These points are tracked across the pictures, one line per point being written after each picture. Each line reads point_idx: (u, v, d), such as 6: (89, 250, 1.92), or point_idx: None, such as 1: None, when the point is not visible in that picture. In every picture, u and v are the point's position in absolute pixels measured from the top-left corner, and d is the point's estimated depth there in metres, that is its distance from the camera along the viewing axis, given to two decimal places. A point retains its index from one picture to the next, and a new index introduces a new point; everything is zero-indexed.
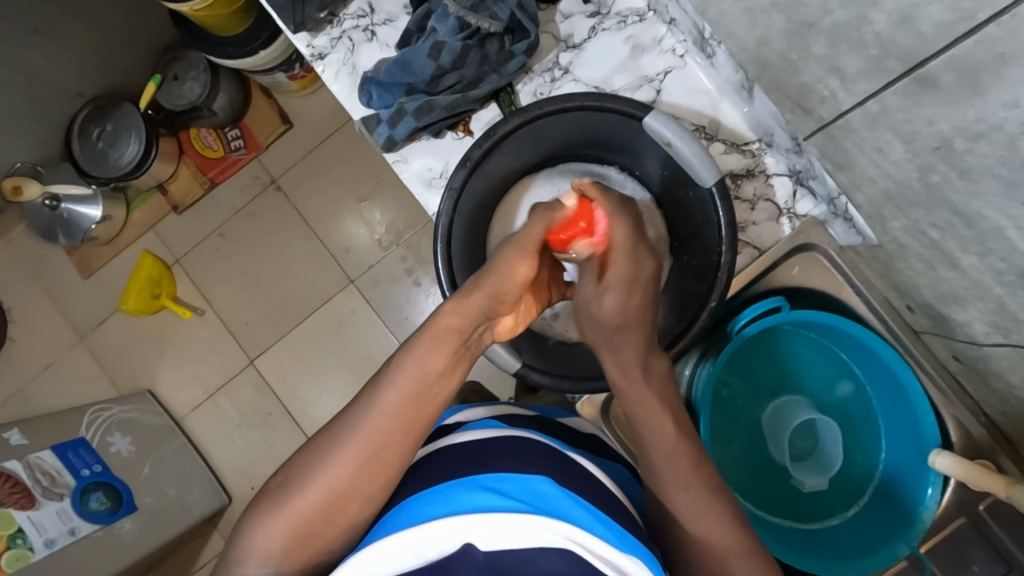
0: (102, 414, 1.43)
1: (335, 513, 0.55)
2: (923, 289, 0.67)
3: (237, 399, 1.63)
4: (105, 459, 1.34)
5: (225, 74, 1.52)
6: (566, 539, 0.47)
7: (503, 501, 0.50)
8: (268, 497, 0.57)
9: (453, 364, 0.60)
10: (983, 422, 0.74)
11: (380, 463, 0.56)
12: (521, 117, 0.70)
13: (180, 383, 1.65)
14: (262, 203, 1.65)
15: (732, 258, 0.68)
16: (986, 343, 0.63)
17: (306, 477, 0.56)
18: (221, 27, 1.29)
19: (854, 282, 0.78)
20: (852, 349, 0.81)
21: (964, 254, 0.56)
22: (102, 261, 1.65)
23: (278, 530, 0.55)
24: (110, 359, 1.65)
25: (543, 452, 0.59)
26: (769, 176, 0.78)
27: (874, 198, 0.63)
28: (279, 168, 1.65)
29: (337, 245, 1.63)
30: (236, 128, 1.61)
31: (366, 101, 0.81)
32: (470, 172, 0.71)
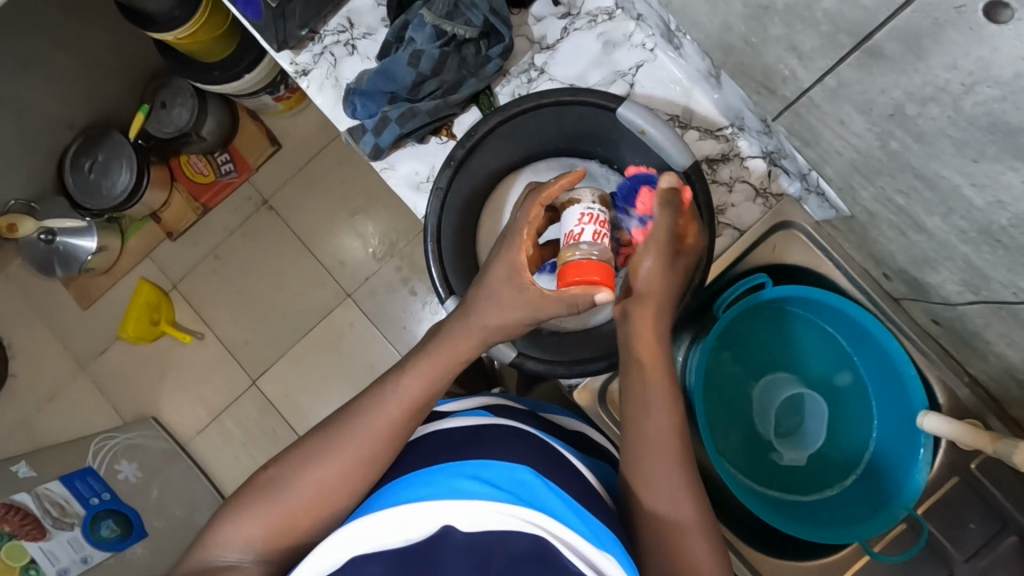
0: (107, 443, 1.47)
1: (320, 507, 0.59)
2: (897, 256, 0.69)
3: (241, 418, 1.64)
4: (114, 487, 1.36)
5: (212, 99, 1.54)
6: (536, 523, 0.49)
7: (482, 485, 0.52)
8: (252, 488, 0.60)
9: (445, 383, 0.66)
10: (968, 382, 0.77)
11: (367, 470, 0.60)
12: (499, 115, 0.73)
13: (183, 407, 1.66)
14: (255, 224, 1.68)
15: (711, 237, 0.70)
16: (960, 302, 0.65)
17: (294, 472, 0.60)
18: (203, 51, 1.32)
19: (834, 256, 0.80)
20: (834, 321, 0.83)
21: (929, 217, 0.59)
22: (100, 291, 1.67)
23: (261, 521, 0.58)
24: (112, 387, 1.66)
25: (525, 440, 0.61)
26: (743, 159, 0.80)
27: (842, 170, 0.66)
28: (270, 188, 1.67)
29: (331, 259, 1.65)
30: (225, 151, 1.63)
31: (351, 112, 0.83)
32: (455, 171, 0.73)
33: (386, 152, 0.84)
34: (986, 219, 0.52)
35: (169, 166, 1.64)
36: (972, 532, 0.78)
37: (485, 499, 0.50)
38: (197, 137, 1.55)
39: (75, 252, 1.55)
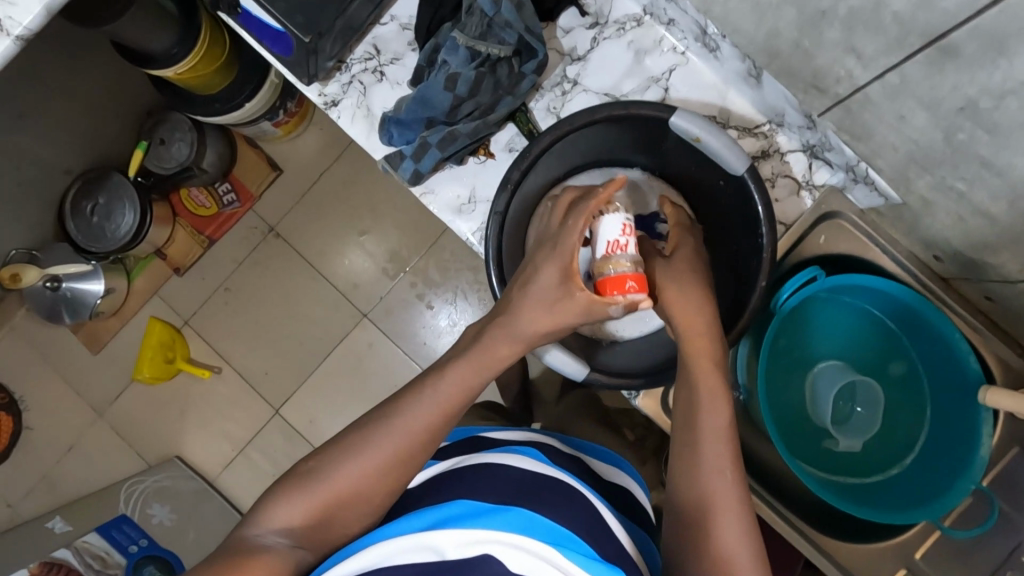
0: (136, 490, 1.49)
1: (354, 499, 0.59)
2: (951, 239, 0.70)
3: (267, 448, 1.62)
4: (149, 532, 1.39)
5: (210, 130, 1.51)
6: (561, 569, 0.51)
7: (522, 526, 0.53)
8: (293, 474, 0.61)
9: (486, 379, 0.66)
10: (1022, 354, 0.80)
11: (407, 466, 0.61)
12: (551, 135, 0.72)
13: (207, 443, 1.64)
14: (263, 252, 1.66)
15: (773, 239, 0.69)
16: (1020, 280, 0.67)
17: (335, 461, 0.60)
18: (202, 85, 1.30)
19: (881, 242, 0.81)
20: (883, 304, 0.85)
21: (993, 202, 0.60)
22: (109, 334, 1.64)
23: (297, 507, 0.58)
24: (131, 431, 1.64)
25: (567, 490, 0.61)
26: (784, 154, 0.81)
27: (895, 162, 0.67)
28: (276, 215, 1.66)
29: (344, 281, 1.64)
30: (226, 182, 1.60)
31: (388, 140, 0.83)
32: (511, 195, 0.73)
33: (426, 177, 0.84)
34: None
35: (170, 202, 1.61)
36: None
37: (520, 539, 0.52)
38: (199, 171, 1.51)
39: (83, 297, 1.51)
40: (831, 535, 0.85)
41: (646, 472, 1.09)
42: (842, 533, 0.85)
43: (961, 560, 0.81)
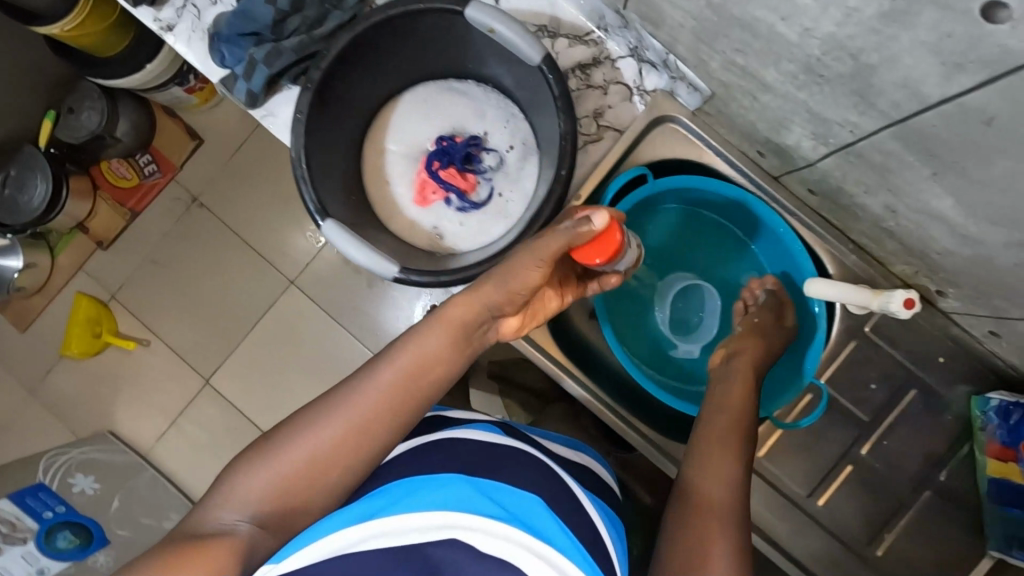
0: (59, 459, 1.41)
1: (314, 474, 0.53)
2: (755, 124, 0.71)
3: (201, 419, 1.58)
4: (68, 500, 1.34)
5: (122, 98, 1.47)
6: (531, 551, 0.48)
7: (489, 506, 0.51)
8: (250, 450, 0.54)
9: (460, 346, 0.62)
10: (853, 249, 0.80)
11: (372, 438, 0.55)
12: (349, 32, 0.69)
13: (138, 416, 1.59)
14: (189, 224, 1.62)
15: (573, 126, 0.68)
16: (817, 158, 0.67)
17: (293, 436, 0.54)
18: (98, 47, 1.26)
19: (711, 143, 0.82)
20: (718, 207, 0.86)
21: (766, 69, 0.60)
22: (34, 313, 1.63)
23: (256, 482, 0.52)
24: (61, 408, 1.60)
25: (537, 471, 0.59)
26: (614, 60, 0.81)
27: (689, 44, 0.67)
28: (199, 185, 1.62)
29: (271, 248, 1.59)
30: (147, 153, 1.57)
31: (220, 61, 0.82)
32: (314, 96, 0.70)
33: (262, 99, 0.83)
34: (805, 56, 0.54)
35: (89, 174, 1.57)
36: (874, 391, 0.83)
37: (489, 521, 0.49)
38: (112, 141, 1.48)
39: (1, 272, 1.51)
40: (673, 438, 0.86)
41: None
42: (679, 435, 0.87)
43: (802, 454, 0.84)
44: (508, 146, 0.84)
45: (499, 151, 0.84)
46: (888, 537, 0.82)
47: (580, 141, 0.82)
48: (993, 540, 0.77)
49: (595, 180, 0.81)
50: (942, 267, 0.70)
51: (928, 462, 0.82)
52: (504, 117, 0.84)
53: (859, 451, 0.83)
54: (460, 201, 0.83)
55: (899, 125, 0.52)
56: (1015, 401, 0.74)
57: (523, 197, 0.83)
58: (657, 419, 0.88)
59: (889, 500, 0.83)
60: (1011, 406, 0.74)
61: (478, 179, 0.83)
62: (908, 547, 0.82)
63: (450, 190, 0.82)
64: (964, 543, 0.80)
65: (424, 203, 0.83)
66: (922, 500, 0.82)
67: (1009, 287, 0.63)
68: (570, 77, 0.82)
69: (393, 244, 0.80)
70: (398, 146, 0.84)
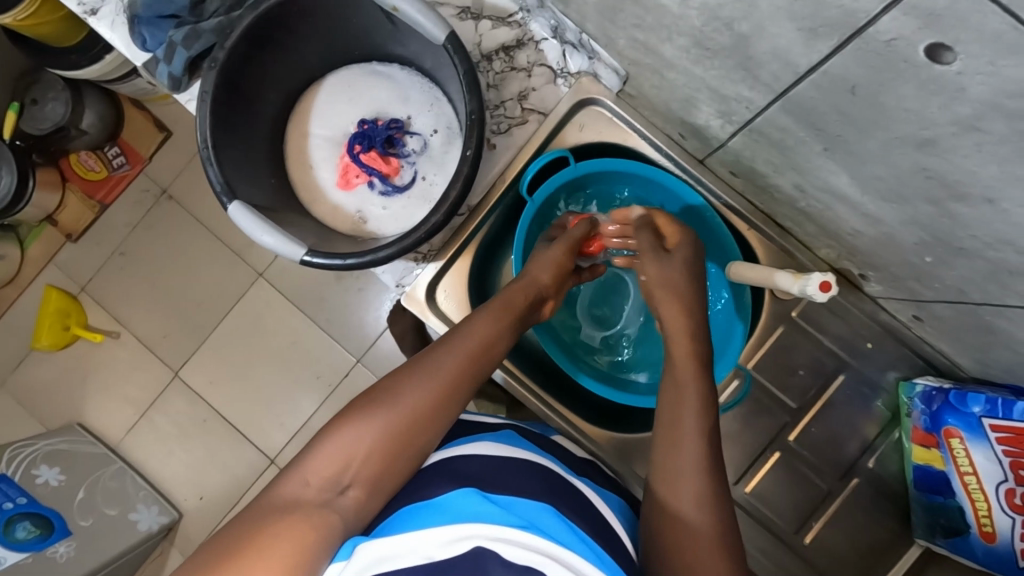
0: (24, 450, 1.18)
1: (405, 436, 0.56)
2: (669, 103, 0.72)
3: (171, 414, 1.35)
4: (29, 491, 1.13)
5: (88, 86, 1.25)
6: (553, 558, 0.47)
7: (507, 516, 0.50)
8: (333, 422, 0.56)
9: (514, 332, 0.66)
10: (779, 233, 0.79)
11: (444, 416, 0.58)
12: (254, 11, 0.69)
13: (109, 407, 1.36)
14: (158, 217, 1.38)
15: (479, 103, 0.67)
16: (727, 137, 0.68)
17: (376, 410, 0.56)
18: (52, 37, 1.05)
19: (636, 126, 0.81)
20: (643, 190, 0.85)
21: (663, 45, 0.61)
22: (4, 305, 1.38)
23: (351, 443, 0.54)
24: (35, 400, 1.37)
25: (552, 482, 0.59)
26: (538, 43, 0.78)
27: (596, 21, 0.69)
28: (168, 174, 1.38)
29: (238, 238, 1.36)
30: (115, 145, 1.34)
31: (141, 44, 0.81)
32: (220, 76, 0.70)
33: (186, 83, 0.83)
34: (687, 27, 0.54)
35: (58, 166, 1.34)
36: (802, 377, 0.83)
37: (507, 531, 0.48)
38: (77, 133, 1.25)
39: None
40: (598, 425, 0.87)
41: (489, 394, 1.09)
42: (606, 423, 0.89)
43: (732, 441, 0.83)
44: (432, 130, 0.84)
45: (423, 134, 0.84)
46: (816, 526, 0.81)
47: (504, 126, 0.79)
48: (919, 527, 0.77)
49: (516, 165, 0.80)
50: (857, 249, 0.69)
51: (857, 448, 0.82)
52: (429, 102, 0.85)
53: (787, 438, 0.83)
54: (384, 185, 0.82)
55: (784, 97, 0.53)
56: (939, 386, 0.73)
57: (445, 180, 0.83)
58: (586, 407, 0.90)
59: (818, 488, 0.82)
60: (934, 392, 0.72)
61: (402, 162, 0.83)
62: (836, 535, 0.81)
63: (373, 174, 0.82)
64: (891, 529, 0.80)
65: (347, 187, 0.83)
66: (851, 488, 0.81)
67: (925, 273, 0.62)
68: (493, 60, 0.78)
69: (314, 227, 0.79)
70: (322, 131, 0.84)
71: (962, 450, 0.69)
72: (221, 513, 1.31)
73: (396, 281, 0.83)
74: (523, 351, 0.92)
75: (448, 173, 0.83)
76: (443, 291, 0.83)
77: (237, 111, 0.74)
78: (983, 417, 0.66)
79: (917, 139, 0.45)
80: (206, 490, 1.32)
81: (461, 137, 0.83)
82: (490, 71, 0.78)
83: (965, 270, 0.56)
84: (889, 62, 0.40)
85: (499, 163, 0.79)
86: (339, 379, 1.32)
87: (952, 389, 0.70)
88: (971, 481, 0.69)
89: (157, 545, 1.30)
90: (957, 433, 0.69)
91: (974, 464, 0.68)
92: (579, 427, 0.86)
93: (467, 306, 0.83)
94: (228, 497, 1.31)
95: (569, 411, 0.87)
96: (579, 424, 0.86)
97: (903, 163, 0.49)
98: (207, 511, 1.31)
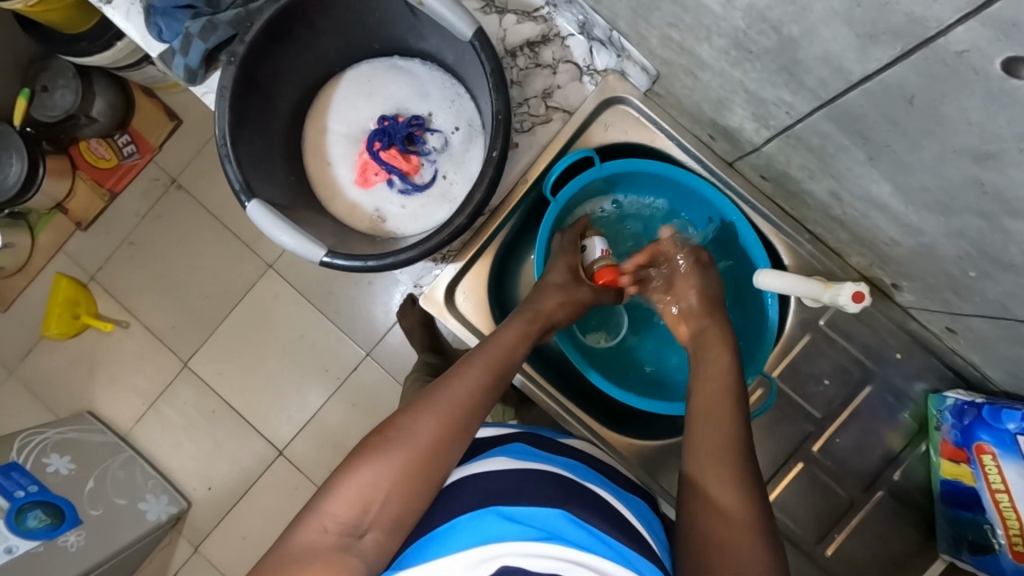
0: (34, 439, 1.17)
1: (418, 473, 0.55)
2: (700, 104, 0.70)
3: (181, 405, 1.34)
4: (42, 479, 1.12)
5: (99, 74, 1.23)
6: (580, 566, 0.47)
7: (525, 529, 0.49)
8: (346, 463, 0.55)
9: (524, 354, 0.66)
10: (809, 239, 0.77)
11: (456, 445, 0.57)
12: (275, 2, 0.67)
13: (118, 397, 1.36)
14: (168, 207, 1.36)
15: (506, 101, 0.65)
16: (761, 141, 0.66)
17: (389, 448, 0.55)
18: (68, 20, 1.02)
19: (663, 127, 0.78)
20: (668, 190, 0.83)
21: (699, 45, 0.59)
22: (13, 292, 1.37)
23: (362, 486, 0.53)
24: (44, 387, 1.36)
25: (570, 484, 0.58)
26: (564, 39, 0.75)
27: (629, 18, 0.67)
28: (179, 164, 1.36)
29: (249, 229, 1.35)
30: (125, 133, 1.32)
31: (157, 35, 0.78)
32: (239, 71, 0.68)
33: (202, 76, 0.80)
34: (729, 28, 0.52)
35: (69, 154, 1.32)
36: (826, 386, 0.81)
37: (529, 543, 0.48)
38: (87, 120, 1.24)
39: None
40: (615, 430, 0.86)
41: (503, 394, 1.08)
42: (623, 430, 0.87)
43: (753, 449, 0.82)
44: (453, 127, 0.82)
45: (443, 131, 0.82)
46: (837, 537, 0.80)
47: (527, 124, 0.77)
48: (943, 542, 0.75)
49: (539, 165, 0.78)
50: (891, 258, 0.67)
51: (882, 459, 0.80)
52: (450, 98, 0.83)
53: (810, 448, 0.81)
54: (403, 183, 0.80)
55: (829, 104, 0.51)
56: (970, 400, 0.71)
57: (466, 180, 0.81)
58: (602, 410, 0.89)
59: (839, 498, 0.81)
60: (965, 405, 0.71)
61: (422, 160, 0.81)
62: (857, 547, 0.80)
63: (392, 172, 0.80)
64: (914, 542, 0.79)
65: (365, 184, 0.81)
66: (874, 499, 0.80)
67: (963, 284, 0.60)
68: (517, 56, 0.76)
69: (331, 225, 0.78)
70: (340, 127, 0.82)
71: (994, 466, 0.68)
72: (230, 504, 1.31)
73: (414, 283, 0.82)
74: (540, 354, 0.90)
75: (469, 172, 0.81)
76: (461, 293, 0.82)
77: (255, 107, 0.72)
78: (1017, 434, 0.65)
79: (976, 151, 0.43)
80: (215, 481, 1.32)
81: (484, 135, 0.81)
82: (515, 67, 0.76)
83: (1011, 285, 0.53)
84: (955, 72, 0.38)
85: (522, 162, 0.77)
86: (349, 372, 1.31)
87: (985, 403, 0.68)
88: (1002, 498, 0.67)
89: (165, 535, 1.30)
90: (989, 449, 0.68)
91: (1006, 481, 0.66)
92: (599, 434, 0.84)
93: (486, 309, 0.82)
94: (236, 488, 1.31)
95: (587, 415, 0.86)
96: (599, 430, 0.85)
97: (955, 174, 0.47)
98: (217, 501, 1.31)
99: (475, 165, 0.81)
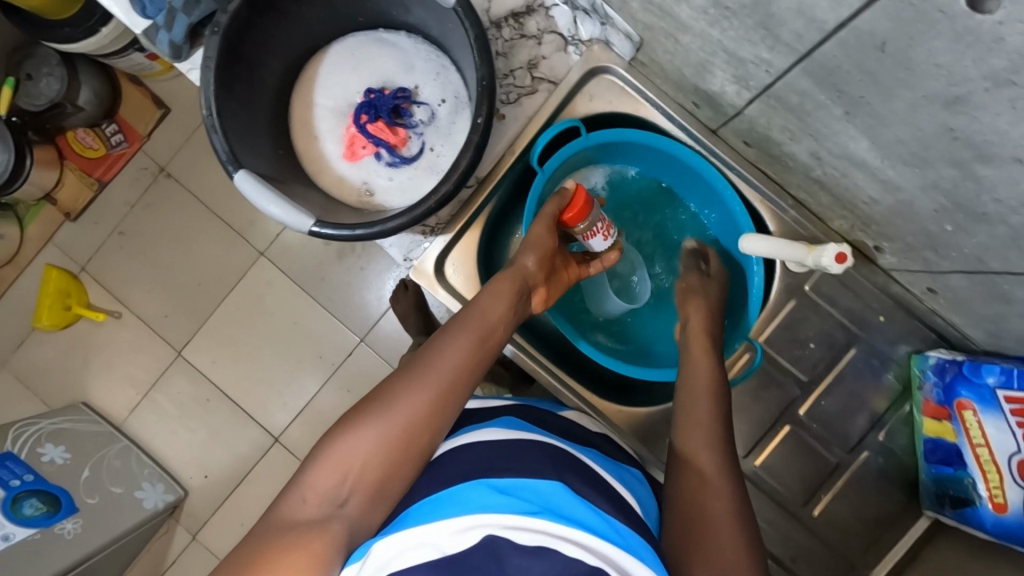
0: (28, 429, 1.17)
1: (398, 441, 0.55)
2: (682, 69, 0.70)
3: (175, 393, 1.35)
4: (37, 468, 1.12)
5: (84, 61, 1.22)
6: (568, 538, 0.46)
7: (518, 502, 0.49)
8: (330, 434, 0.56)
9: (512, 324, 0.66)
10: (792, 205, 0.78)
11: (440, 416, 0.58)
12: None
13: (112, 387, 1.36)
14: (157, 195, 1.36)
15: (489, 68, 0.65)
16: (743, 104, 0.67)
17: (368, 419, 0.56)
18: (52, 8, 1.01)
19: (648, 96, 0.79)
20: (654, 160, 0.84)
21: (679, 6, 0.59)
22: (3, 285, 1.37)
23: (340, 460, 0.54)
24: (38, 380, 1.36)
25: (563, 460, 0.59)
26: (548, 9, 0.75)
27: None
28: (167, 153, 1.36)
29: (239, 217, 1.35)
30: (112, 122, 1.31)
31: (142, 11, 0.74)
32: (222, 41, 0.68)
33: (186, 52, 0.82)
34: None
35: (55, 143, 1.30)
36: (812, 350, 0.82)
37: (516, 517, 0.47)
38: (74, 109, 1.23)
39: None
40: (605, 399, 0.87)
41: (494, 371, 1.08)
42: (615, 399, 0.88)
43: (740, 415, 0.83)
44: (439, 100, 0.82)
45: (430, 104, 0.82)
46: (823, 498, 0.82)
47: (513, 95, 0.77)
48: (927, 499, 0.77)
49: (525, 136, 0.78)
50: (872, 219, 0.68)
51: (867, 421, 0.82)
52: (434, 70, 0.83)
53: (796, 412, 0.83)
54: (390, 156, 0.81)
55: (806, 58, 0.52)
56: (951, 358, 0.72)
57: (452, 152, 0.81)
58: (591, 379, 0.90)
59: (826, 460, 0.82)
60: (947, 363, 0.72)
61: (410, 133, 0.81)
62: (844, 508, 0.81)
63: (380, 145, 0.80)
64: (899, 502, 0.80)
65: (353, 158, 0.81)
66: (859, 460, 0.82)
67: (941, 241, 0.61)
68: (502, 27, 0.76)
69: (319, 198, 0.78)
70: (327, 101, 0.82)
71: (975, 422, 0.69)
72: (226, 491, 1.32)
73: (403, 256, 0.83)
74: (531, 328, 0.91)
75: (456, 144, 0.81)
76: (451, 265, 0.82)
77: (241, 78, 0.72)
78: (997, 389, 0.66)
79: (946, 97, 0.44)
80: (211, 468, 1.33)
81: (469, 109, 0.82)
82: (500, 39, 0.76)
83: (985, 237, 0.55)
84: (922, 13, 0.39)
85: (509, 134, 0.78)
86: (342, 358, 1.32)
87: (966, 361, 0.70)
88: (983, 453, 0.69)
89: (162, 523, 1.31)
90: (970, 406, 0.69)
91: (986, 435, 0.68)
92: (591, 404, 0.85)
93: (475, 281, 0.82)
94: (232, 476, 1.32)
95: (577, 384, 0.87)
96: (592, 400, 0.86)
97: (928, 123, 0.48)
98: (213, 489, 1.32)
99: (465, 134, 0.81)
